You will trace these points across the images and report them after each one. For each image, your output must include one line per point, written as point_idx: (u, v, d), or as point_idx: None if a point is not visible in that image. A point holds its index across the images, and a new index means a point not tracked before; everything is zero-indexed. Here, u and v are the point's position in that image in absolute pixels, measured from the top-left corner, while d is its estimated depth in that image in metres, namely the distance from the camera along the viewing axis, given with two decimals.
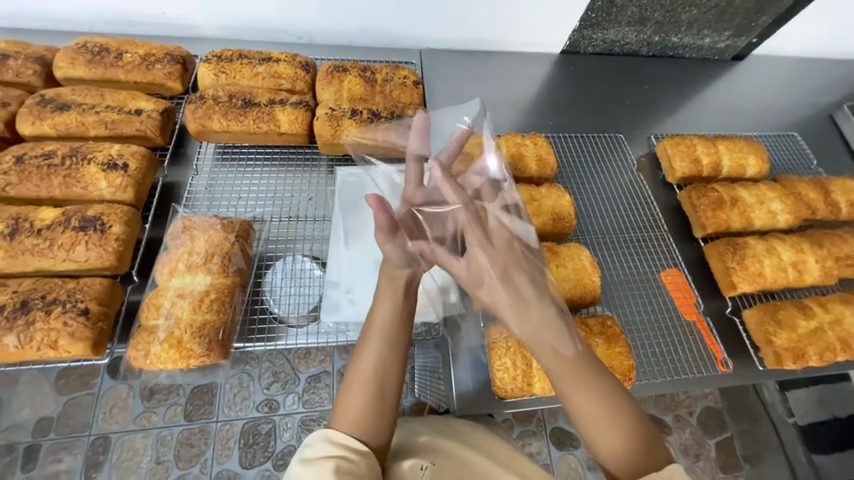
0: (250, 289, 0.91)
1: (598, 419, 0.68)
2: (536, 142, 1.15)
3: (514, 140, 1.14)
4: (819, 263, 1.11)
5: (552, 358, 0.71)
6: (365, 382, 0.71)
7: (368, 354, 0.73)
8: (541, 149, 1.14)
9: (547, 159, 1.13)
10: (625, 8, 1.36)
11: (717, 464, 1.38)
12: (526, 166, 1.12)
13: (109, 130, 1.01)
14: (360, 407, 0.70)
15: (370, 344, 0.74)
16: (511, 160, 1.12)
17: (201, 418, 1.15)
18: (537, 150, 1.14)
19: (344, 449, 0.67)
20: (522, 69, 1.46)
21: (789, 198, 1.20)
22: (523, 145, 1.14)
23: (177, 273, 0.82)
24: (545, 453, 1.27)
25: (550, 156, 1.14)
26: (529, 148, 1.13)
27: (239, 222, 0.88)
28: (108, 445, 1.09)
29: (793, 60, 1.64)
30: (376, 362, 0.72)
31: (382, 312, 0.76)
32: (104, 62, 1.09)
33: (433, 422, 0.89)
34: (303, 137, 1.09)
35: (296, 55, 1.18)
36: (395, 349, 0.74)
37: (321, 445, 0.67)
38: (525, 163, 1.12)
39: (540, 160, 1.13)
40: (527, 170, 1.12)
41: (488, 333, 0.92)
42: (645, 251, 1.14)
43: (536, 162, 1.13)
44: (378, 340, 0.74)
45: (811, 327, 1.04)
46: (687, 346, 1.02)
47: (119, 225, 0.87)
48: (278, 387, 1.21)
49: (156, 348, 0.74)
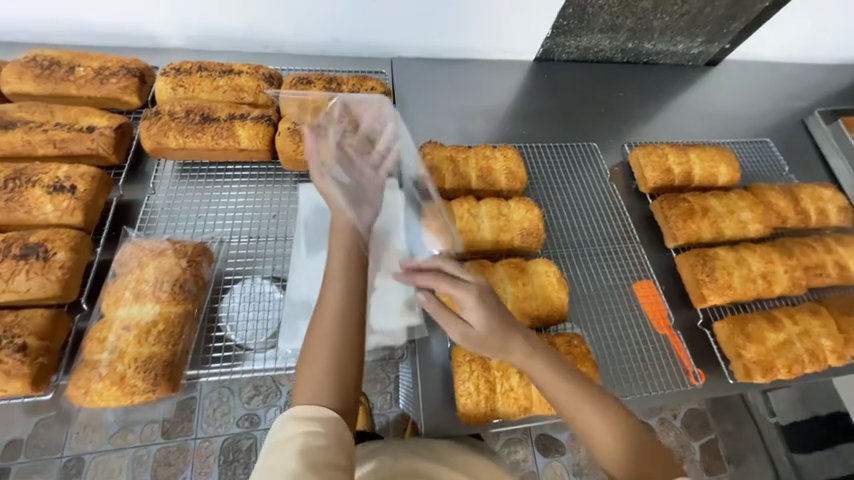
0: (206, 315, 0.88)
1: (610, 443, 0.65)
2: (506, 153, 1.13)
3: (484, 153, 1.13)
4: (788, 273, 1.11)
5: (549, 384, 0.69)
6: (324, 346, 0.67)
7: (325, 316, 0.68)
8: (513, 160, 1.12)
9: (516, 172, 1.11)
10: (597, 15, 1.34)
11: (701, 466, 1.38)
12: (496, 180, 1.11)
13: (59, 149, 0.97)
14: (321, 371, 0.65)
15: (325, 305, 0.69)
16: (480, 174, 1.10)
17: (179, 435, 1.11)
18: (508, 164, 1.12)
19: (311, 424, 0.61)
20: (496, 77, 1.44)
21: (759, 207, 1.20)
22: (493, 157, 1.12)
23: (124, 303, 0.78)
24: (531, 460, 1.26)
25: (520, 170, 1.12)
26: (499, 162, 1.12)
27: (192, 246, 0.86)
28: (81, 466, 1.04)
29: (767, 66, 1.65)
30: (335, 323, 0.68)
31: (335, 272, 0.72)
32: (54, 76, 1.04)
33: (419, 446, 0.84)
34: (265, 153, 1.05)
35: (260, 67, 1.14)
36: (355, 306, 0.70)
37: (288, 424, 0.61)
38: (494, 177, 1.11)
39: (510, 173, 1.11)
40: (497, 184, 1.11)
41: (455, 353, 0.89)
42: (615, 263, 1.13)
43: (506, 176, 1.11)
44: (332, 298, 0.69)
45: (780, 340, 1.03)
46: (658, 360, 1.01)
47: (65, 251, 0.83)
48: (258, 401, 1.18)
49: (97, 385, 0.71)
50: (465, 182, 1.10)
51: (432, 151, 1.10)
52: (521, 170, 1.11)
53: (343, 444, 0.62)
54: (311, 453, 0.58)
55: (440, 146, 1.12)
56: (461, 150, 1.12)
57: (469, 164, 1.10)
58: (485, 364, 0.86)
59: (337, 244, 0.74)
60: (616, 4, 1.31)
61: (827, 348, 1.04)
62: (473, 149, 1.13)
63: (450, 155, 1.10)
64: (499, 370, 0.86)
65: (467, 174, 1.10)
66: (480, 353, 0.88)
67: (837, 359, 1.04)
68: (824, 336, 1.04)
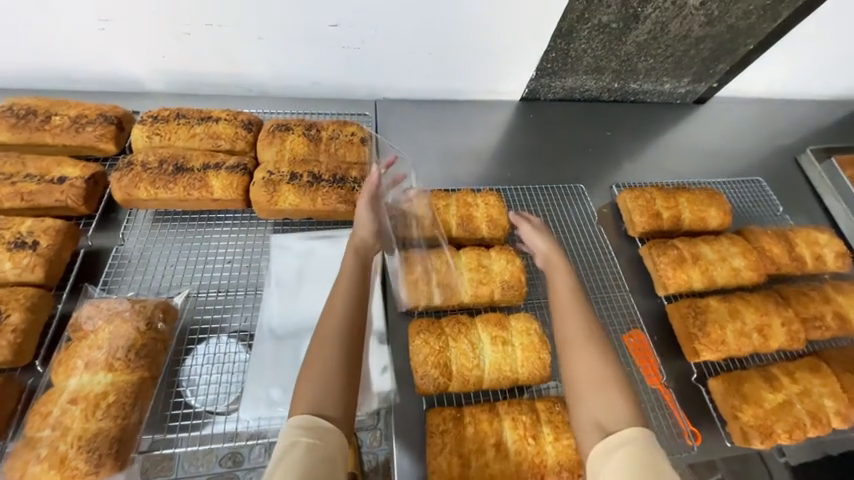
0: (165, 379, 0.83)
1: (590, 386, 0.71)
2: (487, 199, 1.10)
3: (464, 200, 1.10)
4: (785, 326, 1.05)
5: (565, 319, 0.81)
6: (329, 352, 0.70)
7: (329, 324, 0.74)
8: (495, 207, 1.10)
9: (497, 220, 1.08)
10: (580, 58, 1.34)
11: None
12: (477, 229, 1.07)
13: (26, 201, 0.95)
14: (326, 378, 0.67)
15: (331, 314, 0.75)
16: (461, 222, 1.07)
17: None
18: (490, 211, 1.09)
19: (309, 429, 0.61)
20: (481, 117, 1.43)
21: (752, 254, 1.16)
22: (473, 204, 1.09)
23: (75, 372, 0.75)
24: None
25: (502, 217, 1.08)
26: (478, 210, 1.09)
27: (153, 306, 0.83)
28: None
29: (755, 102, 1.64)
30: (340, 329, 0.73)
31: (342, 288, 0.79)
32: (30, 126, 1.03)
33: None
34: (239, 202, 1.03)
35: (239, 113, 1.13)
36: (356, 321, 0.75)
37: (286, 432, 0.62)
38: (475, 225, 1.08)
39: (490, 221, 1.08)
40: (477, 233, 1.08)
41: (429, 420, 0.83)
42: (605, 312, 1.08)
43: (487, 224, 1.08)
44: (338, 310, 0.76)
45: (778, 401, 0.97)
46: (652, 420, 0.95)
47: (19, 313, 0.81)
48: None
49: (34, 469, 0.67)
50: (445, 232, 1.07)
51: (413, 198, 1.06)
52: (501, 218, 1.08)
53: (341, 457, 0.61)
54: (305, 464, 0.57)
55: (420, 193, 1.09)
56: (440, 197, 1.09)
57: (449, 213, 1.07)
58: (460, 435, 0.81)
59: (347, 263, 0.85)
60: (599, 47, 1.31)
61: (830, 409, 0.97)
62: (454, 196, 1.10)
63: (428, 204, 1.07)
64: (474, 442, 0.81)
65: (448, 224, 1.07)
66: (455, 423, 0.82)
67: (842, 421, 0.97)
68: (826, 396, 0.98)
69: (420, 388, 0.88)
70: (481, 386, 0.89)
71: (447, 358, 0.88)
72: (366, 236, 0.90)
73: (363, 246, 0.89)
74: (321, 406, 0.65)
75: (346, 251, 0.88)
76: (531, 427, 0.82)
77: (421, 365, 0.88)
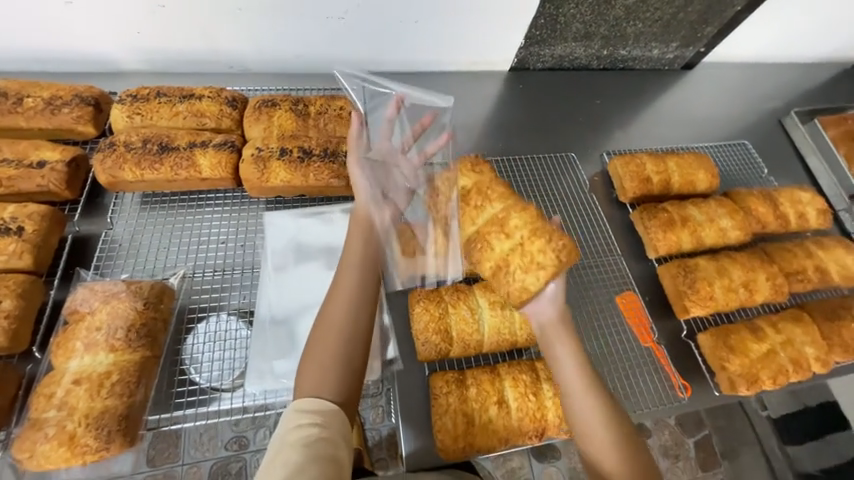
0: (168, 359, 0.83)
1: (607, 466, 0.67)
2: (528, 244, 0.77)
3: (500, 217, 0.81)
4: (769, 281, 1.10)
5: (579, 402, 0.71)
6: (329, 345, 0.69)
7: (334, 314, 0.72)
8: (528, 257, 0.76)
9: (505, 274, 0.78)
10: (569, 24, 1.32)
11: None
12: (482, 262, 0.82)
13: (5, 187, 0.92)
14: (324, 366, 0.67)
15: (333, 308, 0.72)
16: (471, 240, 0.83)
17: (167, 462, 0.82)
18: (515, 257, 0.78)
19: (314, 414, 0.62)
20: (471, 89, 1.41)
21: (739, 214, 1.19)
22: (505, 231, 0.80)
23: (75, 354, 0.76)
24: None
25: (518, 272, 0.77)
26: (501, 242, 0.79)
27: (149, 286, 0.82)
28: None
29: (742, 66, 1.64)
30: (344, 323, 0.71)
31: (346, 279, 0.76)
32: (2, 108, 0.98)
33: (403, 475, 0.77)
34: (230, 181, 1.01)
35: (222, 90, 1.09)
36: (362, 307, 0.73)
37: (288, 416, 0.63)
38: (483, 257, 0.82)
39: (499, 268, 0.79)
40: (481, 267, 0.83)
41: (431, 384, 0.86)
42: (599, 276, 1.10)
43: (495, 269, 0.80)
44: (343, 299, 0.73)
45: (764, 350, 1.03)
46: (645, 373, 0.99)
47: (11, 299, 0.80)
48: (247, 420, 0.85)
49: (44, 447, 0.69)
50: (455, 234, 0.87)
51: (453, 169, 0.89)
52: (516, 273, 0.77)
53: (343, 440, 0.62)
54: (309, 445, 0.58)
55: (470, 167, 0.89)
56: (484, 194, 0.84)
57: (475, 218, 0.84)
58: (463, 396, 0.84)
59: (355, 239, 0.81)
60: (588, 13, 1.29)
61: (810, 355, 1.03)
62: (503, 203, 0.82)
63: (466, 186, 0.87)
64: (476, 401, 0.84)
65: (463, 228, 0.85)
66: (458, 384, 0.85)
67: (821, 366, 1.03)
68: (807, 344, 1.04)
69: (422, 355, 0.90)
70: (482, 350, 0.92)
71: (447, 325, 0.90)
72: (360, 196, 0.87)
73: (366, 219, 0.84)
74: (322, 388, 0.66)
75: (350, 227, 0.84)
76: (531, 385, 0.86)
77: (422, 332, 0.89)
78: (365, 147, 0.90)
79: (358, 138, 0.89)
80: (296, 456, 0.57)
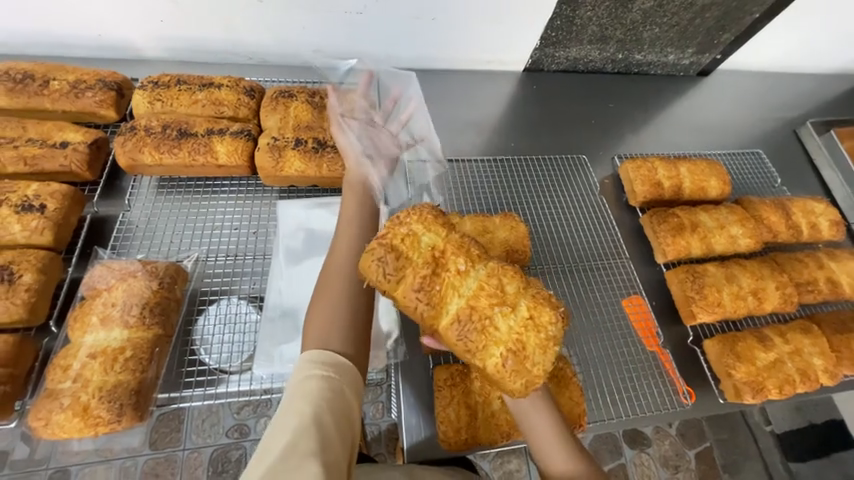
0: (180, 339, 0.85)
1: None
2: (536, 315, 0.66)
3: (492, 284, 0.67)
4: (779, 290, 1.09)
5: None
6: (334, 291, 0.71)
7: (335, 264, 0.75)
8: (541, 332, 0.65)
9: (524, 360, 0.65)
10: (586, 26, 1.32)
11: (696, 475, 1.37)
12: (485, 349, 0.66)
13: (29, 166, 0.95)
14: (331, 317, 0.68)
15: (337, 251, 0.77)
16: (462, 319, 0.66)
17: (167, 446, 1.04)
18: (528, 336, 0.65)
19: (323, 365, 0.61)
20: (484, 88, 1.42)
21: (750, 222, 1.18)
22: (507, 303, 0.67)
23: (91, 329, 0.78)
24: (524, 470, 1.27)
25: (537, 354, 0.65)
26: (507, 320, 0.66)
27: (164, 266, 0.85)
28: (173, 464, 1.04)
29: (758, 74, 1.63)
30: (346, 272, 0.74)
31: (342, 240, 0.78)
32: (28, 90, 1.01)
33: (410, 468, 0.72)
34: (244, 168, 1.03)
35: (240, 79, 1.12)
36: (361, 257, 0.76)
37: (299, 367, 0.62)
38: (484, 339, 0.66)
39: (512, 354, 0.65)
40: (482, 355, 0.67)
41: (435, 376, 0.88)
42: (605, 278, 1.10)
43: (504, 358, 0.65)
44: (342, 251, 0.76)
45: (770, 359, 1.02)
46: (650, 377, 0.98)
47: (31, 273, 0.82)
48: (247, 412, 1.09)
49: (58, 416, 0.71)
50: (434, 316, 0.68)
51: (411, 222, 0.71)
52: (534, 358, 0.65)
53: (353, 393, 0.62)
54: (321, 397, 0.58)
55: (432, 218, 0.72)
56: (464, 255, 0.69)
57: (460, 287, 0.68)
58: (466, 389, 0.85)
59: (350, 199, 0.86)
60: (605, 15, 1.29)
61: (818, 367, 1.02)
62: (494, 271, 0.68)
63: (434, 245, 0.70)
64: (480, 395, 0.85)
65: (445, 304, 0.68)
66: (461, 378, 0.87)
67: (829, 378, 1.02)
68: (815, 355, 1.03)
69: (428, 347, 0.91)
70: None
71: None
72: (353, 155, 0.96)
73: (355, 175, 0.91)
74: (329, 342, 0.66)
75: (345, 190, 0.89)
76: None
77: None
78: (349, 116, 1.02)
79: (341, 110, 1.03)
80: (308, 407, 0.56)
